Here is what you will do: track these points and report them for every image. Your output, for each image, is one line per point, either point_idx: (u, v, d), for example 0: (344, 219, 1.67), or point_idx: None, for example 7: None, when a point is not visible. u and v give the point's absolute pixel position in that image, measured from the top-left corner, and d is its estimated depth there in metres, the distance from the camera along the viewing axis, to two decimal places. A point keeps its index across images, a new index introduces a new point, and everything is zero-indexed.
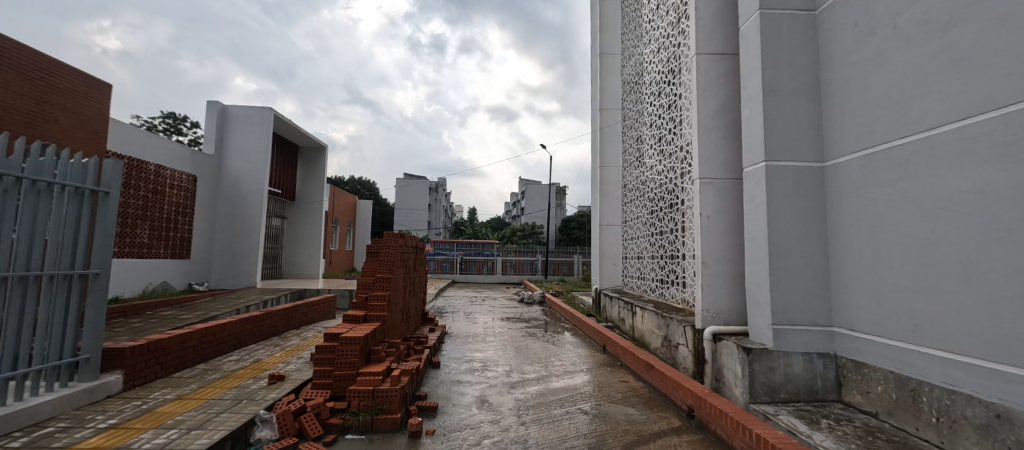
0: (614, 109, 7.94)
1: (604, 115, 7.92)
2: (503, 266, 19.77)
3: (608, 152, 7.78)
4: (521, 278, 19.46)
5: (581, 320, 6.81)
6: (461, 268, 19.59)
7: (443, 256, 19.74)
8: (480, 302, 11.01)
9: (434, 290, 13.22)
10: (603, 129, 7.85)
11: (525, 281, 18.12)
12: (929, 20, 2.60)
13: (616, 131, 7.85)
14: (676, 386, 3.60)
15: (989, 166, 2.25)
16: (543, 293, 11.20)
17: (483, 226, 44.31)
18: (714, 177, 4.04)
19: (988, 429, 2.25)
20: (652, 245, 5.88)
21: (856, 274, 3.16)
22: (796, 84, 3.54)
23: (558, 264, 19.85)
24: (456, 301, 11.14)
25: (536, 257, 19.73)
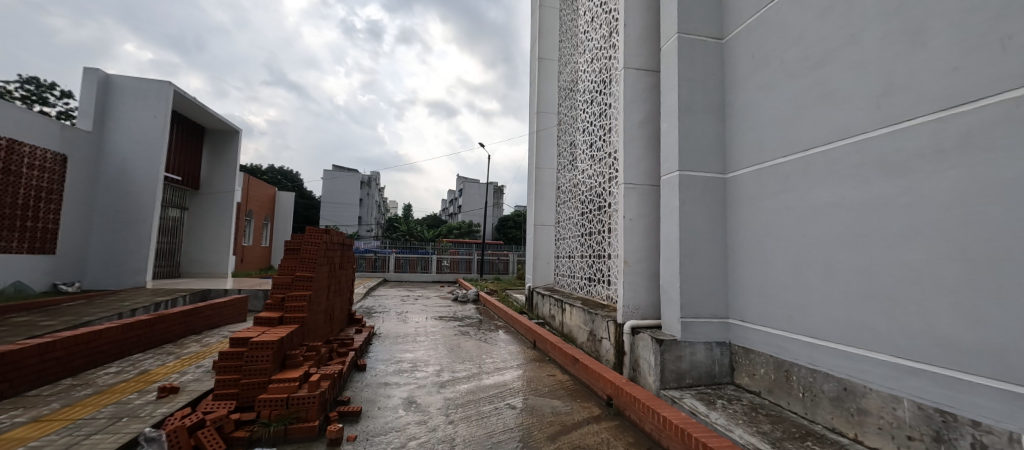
0: (550, 113, 8.22)
1: (540, 117, 8.14)
2: (438, 265, 19.44)
3: (544, 154, 8.03)
4: (456, 276, 19.29)
5: (514, 318, 6.94)
6: (394, 266, 18.87)
7: (374, 254, 18.83)
8: (412, 301, 10.70)
9: (363, 289, 12.55)
10: (540, 132, 8.07)
11: (459, 279, 18.01)
12: (809, 59, 3.12)
13: (551, 134, 8.13)
14: (597, 377, 3.81)
15: (845, 184, 2.79)
16: (477, 292, 11.21)
17: (419, 223, 43.13)
18: (637, 183, 4.37)
19: (838, 400, 2.78)
20: (582, 245, 6.18)
21: (748, 273, 3.64)
22: (706, 102, 3.97)
23: (494, 262, 20.03)
24: (386, 300, 10.69)
25: (472, 255, 19.69)
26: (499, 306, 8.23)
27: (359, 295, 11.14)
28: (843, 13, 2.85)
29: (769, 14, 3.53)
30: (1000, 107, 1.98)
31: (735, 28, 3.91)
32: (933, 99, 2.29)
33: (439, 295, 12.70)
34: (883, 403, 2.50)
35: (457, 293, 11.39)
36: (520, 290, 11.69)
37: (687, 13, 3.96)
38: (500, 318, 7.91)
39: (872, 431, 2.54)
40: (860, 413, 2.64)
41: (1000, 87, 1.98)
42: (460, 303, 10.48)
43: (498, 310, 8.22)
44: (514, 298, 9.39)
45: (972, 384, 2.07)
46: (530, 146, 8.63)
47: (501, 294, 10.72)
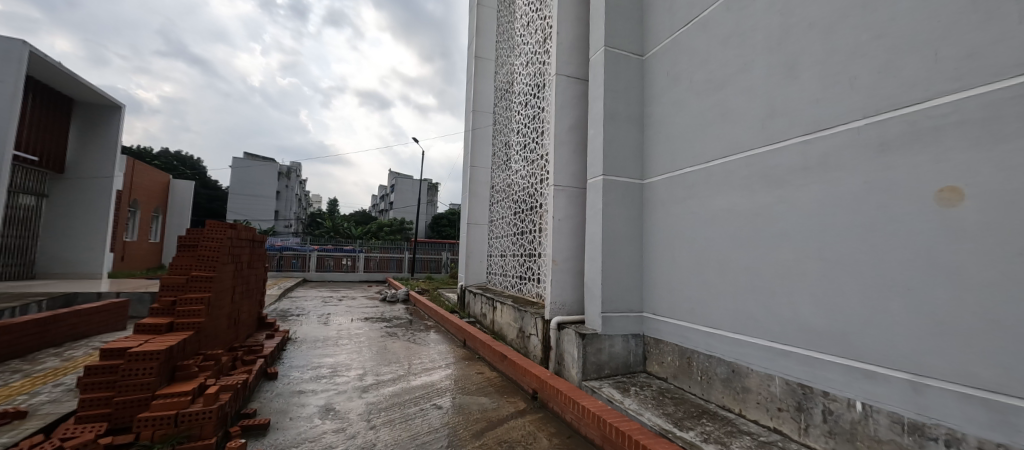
0: (486, 112, 8.26)
1: (476, 116, 8.14)
2: (366, 264, 18.43)
3: (479, 153, 8.04)
4: (386, 276, 18.45)
5: (445, 317, 6.82)
6: (315, 266, 17.47)
7: (292, 252, 17.25)
8: (334, 303, 9.99)
9: (277, 291, 11.41)
10: (475, 130, 8.06)
11: (389, 279, 17.28)
12: (711, 82, 3.55)
13: (487, 133, 8.15)
14: (524, 372, 3.92)
15: (737, 192, 3.25)
16: (407, 292, 10.84)
17: (347, 220, 40.49)
18: (566, 185, 4.58)
19: (727, 380, 3.20)
20: (514, 245, 6.30)
21: (659, 271, 4.01)
22: (628, 113, 4.28)
23: (427, 262, 19.54)
24: (304, 303, 9.83)
25: (403, 254, 18.99)
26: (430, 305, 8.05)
27: (272, 297, 10.11)
28: (739, 45, 3.31)
29: (681, 37, 3.93)
30: (849, 135, 2.52)
31: (653, 47, 4.29)
32: (803, 124, 2.80)
33: (366, 295, 12.05)
34: (761, 381, 2.96)
35: (386, 293, 10.91)
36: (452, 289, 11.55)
37: (613, 28, 4.25)
38: (430, 318, 7.74)
39: (752, 405, 2.99)
40: (743, 391, 3.08)
41: (850, 117, 2.52)
42: (389, 304, 10.05)
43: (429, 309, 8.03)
44: (446, 297, 9.25)
45: (824, 360, 2.60)
46: (465, 144, 8.58)
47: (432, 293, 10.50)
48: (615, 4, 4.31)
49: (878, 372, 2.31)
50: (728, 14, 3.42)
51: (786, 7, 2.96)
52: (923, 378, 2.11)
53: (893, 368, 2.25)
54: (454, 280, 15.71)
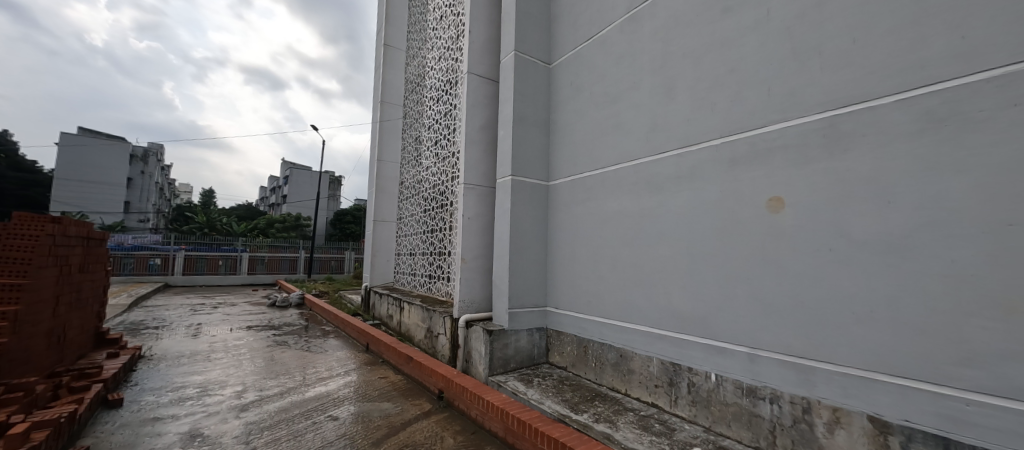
0: (396, 105, 7.89)
1: (384, 108, 7.72)
2: (251, 265, 16.13)
3: (387, 146, 7.64)
4: (277, 278, 16.40)
5: (345, 321, 6.32)
6: (183, 268, 14.70)
7: (150, 252, 14.26)
8: (204, 311, 8.51)
9: (125, 300, 9.31)
10: (383, 123, 7.64)
11: (280, 282, 15.40)
12: (607, 95, 3.91)
13: (396, 126, 7.79)
14: (429, 372, 3.84)
15: (627, 196, 3.64)
16: (302, 295, 9.78)
17: (229, 215, 34.94)
18: (476, 184, 4.61)
19: (616, 364, 3.56)
20: (423, 243, 6.14)
21: (562, 267, 4.28)
22: (536, 117, 4.48)
23: (326, 262, 18.18)
24: (164, 313, 8.20)
25: (298, 254, 17.45)
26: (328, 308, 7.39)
27: (117, 308, 8.21)
28: (630, 65, 3.71)
29: (583, 51, 4.24)
30: (711, 151, 3.03)
31: (558, 57, 4.56)
32: (678, 139, 3.26)
33: (250, 301, 10.54)
34: (643, 362, 3.36)
35: (275, 297, 9.69)
36: (356, 290, 10.81)
37: (523, 34, 4.41)
38: (328, 323, 7.12)
39: (636, 384, 3.38)
40: (629, 372, 3.46)
41: (711, 136, 3.03)
42: (279, 309, 8.95)
43: (327, 313, 7.37)
44: (348, 299, 8.60)
45: (690, 341, 3.07)
46: (372, 136, 8.09)
47: (333, 296, 9.66)
48: (524, 11, 4.47)
49: (727, 348, 2.84)
50: (621, 35, 3.81)
51: (666, 36, 3.41)
52: (757, 351, 2.68)
53: (737, 344, 2.80)
54: (358, 280, 14.76)
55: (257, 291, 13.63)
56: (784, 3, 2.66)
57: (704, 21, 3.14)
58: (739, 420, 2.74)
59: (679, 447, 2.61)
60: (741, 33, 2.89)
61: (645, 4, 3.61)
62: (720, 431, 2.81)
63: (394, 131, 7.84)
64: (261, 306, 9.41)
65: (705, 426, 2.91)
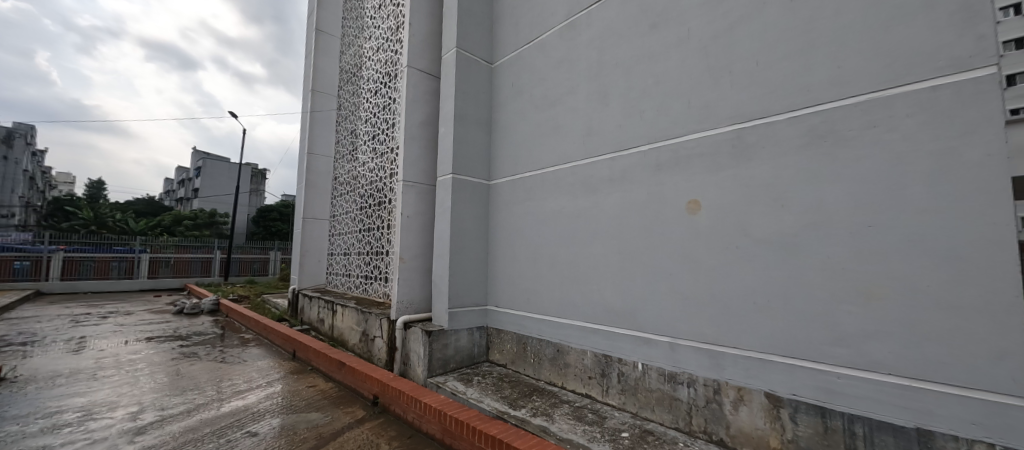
0: (329, 95, 7.40)
1: (315, 97, 7.19)
2: (154, 267, 14.12)
3: (319, 139, 7.14)
4: (187, 282, 14.53)
5: (269, 327, 5.80)
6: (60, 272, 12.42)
7: (14, 253, 11.84)
8: (89, 323, 7.27)
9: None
10: (315, 113, 7.13)
11: (190, 286, 13.66)
12: (547, 98, 4.02)
13: (329, 118, 7.31)
14: (363, 378, 3.66)
15: (565, 196, 3.77)
16: (217, 300, 8.78)
17: (126, 210, 30.22)
18: (416, 181, 4.48)
19: (554, 359, 3.68)
20: (358, 242, 5.84)
21: (503, 266, 4.32)
22: (478, 116, 4.47)
23: (247, 263, 16.48)
24: (33, 326, 6.87)
25: (213, 255, 15.65)
26: (248, 314, 6.73)
27: None
28: (568, 70, 3.84)
29: (524, 53, 4.31)
30: (639, 156, 3.24)
31: (500, 57, 4.59)
32: (611, 144, 3.45)
33: (151, 309, 9.22)
34: (578, 355, 3.51)
35: (182, 304, 8.57)
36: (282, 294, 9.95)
37: (465, 31, 4.37)
38: (249, 330, 6.48)
39: (572, 377, 3.53)
40: (565, 366, 3.59)
41: (640, 142, 3.25)
42: (188, 317, 7.95)
43: (246, 320, 6.69)
44: (273, 304, 7.89)
45: (620, 333, 3.27)
46: (302, 127, 7.51)
47: (254, 301, 8.80)
48: (466, 9, 4.43)
49: (652, 338, 3.07)
50: (560, 41, 3.94)
51: (601, 45, 3.59)
52: (677, 340, 2.93)
53: (660, 335, 3.04)
54: (284, 283, 13.61)
55: (160, 297, 11.93)
56: (701, 24, 2.94)
57: (634, 34, 3.35)
58: (661, 405, 2.97)
59: (609, 434, 2.77)
60: (666, 49, 3.14)
61: (582, 13, 3.77)
62: (646, 415, 3.04)
63: (326, 123, 7.34)
64: (165, 315, 8.29)
65: (632, 412, 3.12)
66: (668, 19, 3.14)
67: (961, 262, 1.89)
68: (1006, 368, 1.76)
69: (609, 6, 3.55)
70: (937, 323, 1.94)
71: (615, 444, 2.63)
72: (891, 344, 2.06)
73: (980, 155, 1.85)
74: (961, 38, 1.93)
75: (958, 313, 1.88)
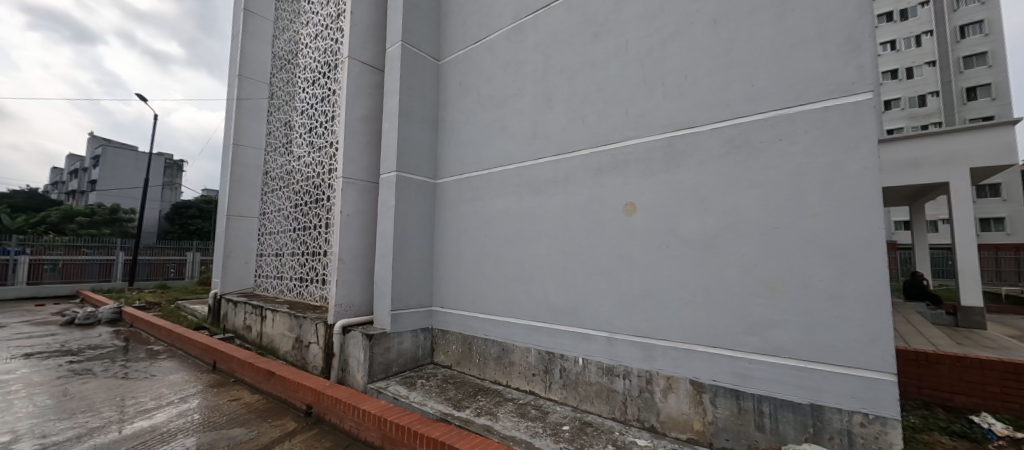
0: (259, 82, 6.80)
1: (242, 84, 6.56)
2: (35, 271, 11.99)
3: (248, 130, 6.56)
4: (80, 288, 12.53)
5: (184, 336, 5.20)
6: None
7: None
8: None
9: None
10: (243, 101, 6.53)
11: (84, 293, 11.77)
12: (494, 98, 4.04)
13: (260, 107, 6.74)
14: (296, 387, 3.43)
15: (511, 197, 3.82)
16: (119, 308, 7.68)
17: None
18: (357, 178, 4.28)
19: (499, 357, 3.71)
20: (292, 243, 5.45)
21: (449, 266, 4.27)
22: (424, 113, 4.38)
23: (159, 265, 14.59)
24: None
25: (116, 257, 13.68)
26: (159, 322, 5.99)
27: None
28: (515, 72, 3.89)
29: (472, 52, 4.30)
30: (581, 159, 3.37)
31: (448, 55, 4.53)
32: (555, 146, 3.55)
33: (31, 321, 7.84)
34: (523, 352, 3.58)
35: (74, 314, 7.40)
36: (202, 299, 8.97)
37: (411, 25, 4.25)
38: (160, 341, 5.77)
39: (517, 375, 3.58)
40: (510, 364, 3.64)
41: (582, 146, 3.38)
42: (81, 329, 6.87)
43: (155, 330, 5.94)
44: (191, 311, 7.10)
45: (562, 330, 3.38)
46: (228, 116, 6.83)
47: (167, 308, 7.84)
48: (412, 2, 4.32)
49: (591, 334, 3.21)
50: (508, 43, 3.98)
51: (546, 50, 3.68)
52: (614, 335, 3.09)
53: (599, 330, 3.18)
54: (204, 287, 12.26)
55: (43, 306, 10.16)
56: (638, 37, 3.12)
57: (578, 42, 3.48)
58: (599, 396, 3.12)
59: (551, 428, 2.85)
60: (606, 58, 3.29)
61: (528, 17, 3.84)
62: (586, 408, 3.17)
63: (255, 112, 6.73)
64: (50, 327, 7.10)
65: (573, 406, 3.24)
66: (608, 29, 3.29)
67: (844, 259, 2.19)
68: (876, 348, 2.08)
69: (554, 12, 3.66)
70: (826, 312, 2.24)
71: (556, 437, 2.71)
72: (791, 332, 2.35)
73: (859, 167, 2.16)
74: (846, 66, 2.24)
75: (841, 302, 2.19)
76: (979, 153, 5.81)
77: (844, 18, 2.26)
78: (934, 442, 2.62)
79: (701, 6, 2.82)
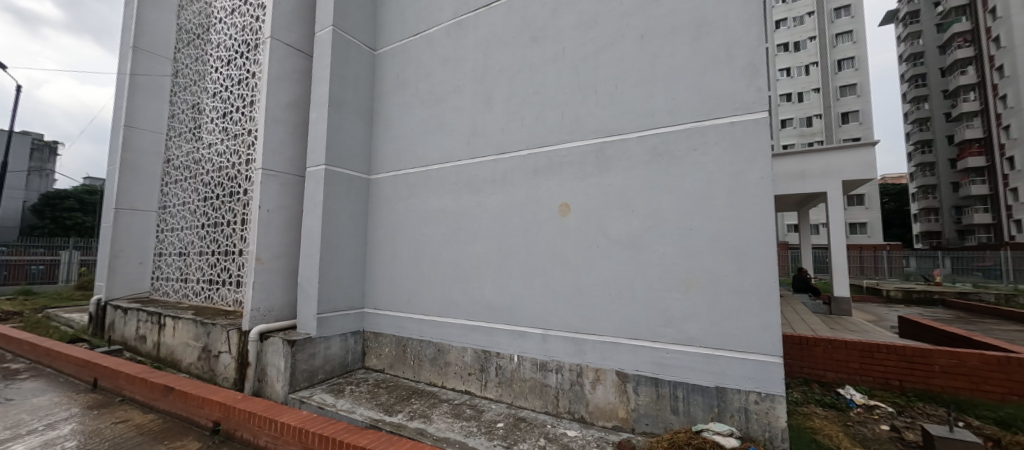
0: (160, 57, 5.96)
1: (137, 57, 5.69)
2: None
3: (144, 111, 5.73)
4: None
5: (55, 351, 4.38)
6: None
7: None
8: None
9: None
10: (138, 78, 5.68)
11: None
12: (433, 94, 3.96)
13: (160, 86, 5.92)
14: (200, 403, 3.06)
15: (448, 195, 3.77)
16: None
17: None
18: (280, 170, 3.93)
19: (435, 359, 3.65)
20: (201, 241, 4.86)
21: (382, 266, 4.11)
22: (358, 104, 4.15)
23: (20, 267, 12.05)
24: None
25: None
26: (19, 336, 4.98)
27: None
28: (454, 69, 3.85)
29: (410, 45, 4.17)
30: (519, 160, 3.43)
31: (385, 46, 4.36)
32: (493, 146, 3.56)
33: None
34: (459, 352, 3.55)
35: None
36: (80, 307, 7.61)
37: (344, 10, 4.00)
38: (20, 358, 4.81)
39: (453, 375, 3.54)
40: (446, 364, 3.59)
41: (520, 147, 3.44)
42: None
43: (15, 345, 4.94)
44: (67, 322, 6.01)
45: (497, 329, 3.42)
46: (118, 93, 5.90)
47: (32, 318, 6.54)
48: None
49: (526, 331, 3.28)
50: (448, 39, 3.91)
51: (486, 50, 3.68)
52: (547, 332, 3.19)
53: (533, 327, 3.27)
54: (82, 293, 10.36)
55: None
56: (574, 45, 3.25)
57: (517, 44, 3.53)
58: (533, 392, 3.19)
59: (485, 426, 2.86)
60: (544, 62, 3.38)
61: (469, 15, 3.81)
62: (520, 404, 3.23)
63: (153, 90, 5.88)
64: None
65: (508, 403, 3.28)
66: (546, 35, 3.39)
67: (744, 257, 2.48)
68: (768, 335, 2.38)
69: (495, 13, 3.67)
70: (730, 305, 2.51)
71: (490, 435, 2.73)
72: (702, 323, 2.60)
73: (757, 177, 2.45)
74: (747, 87, 2.53)
75: (742, 295, 2.47)
76: (849, 167, 6.91)
77: (747, 45, 2.55)
78: (810, 413, 3.07)
79: (630, 21, 3.01)
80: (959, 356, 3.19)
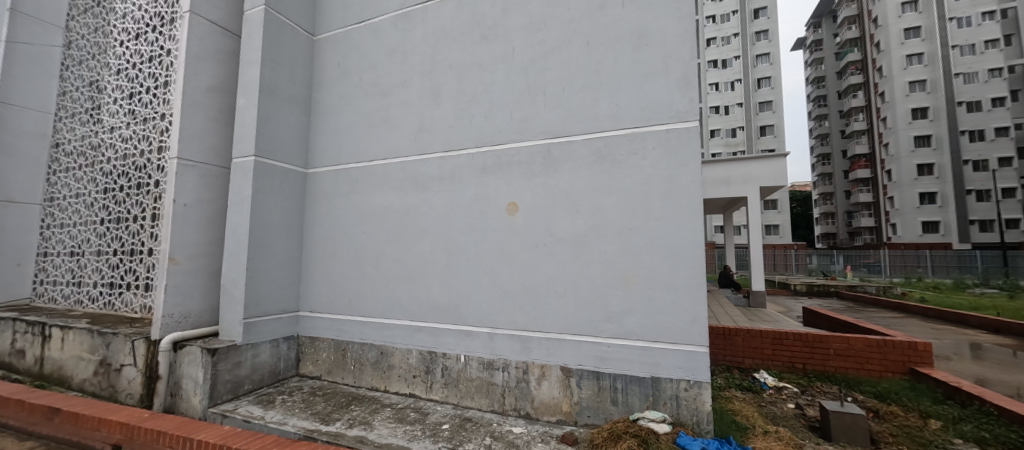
0: (47, 25, 5.12)
1: (14, 21, 4.83)
2: None
3: (25, 86, 4.88)
4: None
5: None
6: None
7: None
8: None
9: None
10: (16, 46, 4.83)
11: None
12: (378, 86, 3.80)
13: (47, 58, 5.09)
14: (96, 424, 2.66)
15: (393, 192, 3.64)
16: None
17: None
18: (199, 161, 3.54)
19: (377, 362, 3.51)
20: (99, 240, 4.24)
21: (320, 265, 3.88)
22: (294, 92, 3.87)
23: None
24: None
25: None
26: None
27: None
28: (401, 62, 3.72)
29: (353, 33, 3.97)
30: (467, 158, 3.40)
31: (325, 32, 4.12)
32: (441, 143, 3.51)
33: None
34: (404, 354, 3.44)
35: None
36: None
37: None
38: None
39: (396, 379, 3.43)
40: (389, 367, 3.47)
41: (468, 145, 3.41)
42: None
43: None
44: None
45: (443, 329, 3.36)
46: None
47: None
48: None
49: (472, 330, 3.26)
50: (394, 30, 3.78)
51: (435, 44, 3.61)
52: (493, 330, 3.20)
53: (480, 326, 3.26)
54: None
55: None
56: (523, 46, 3.29)
57: (466, 41, 3.50)
58: (480, 391, 3.18)
59: (430, 429, 2.80)
60: (494, 61, 3.38)
61: (417, 7, 3.71)
62: (466, 404, 3.21)
63: (38, 62, 5.03)
64: None
65: (454, 403, 3.24)
66: (495, 34, 3.39)
67: (677, 255, 2.66)
68: (696, 327, 2.59)
69: (444, 7, 3.61)
70: (664, 300, 2.69)
71: (435, 438, 2.67)
72: (639, 318, 2.75)
73: (689, 181, 2.65)
74: (681, 98, 2.73)
75: (674, 291, 2.66)
76: (765, 175, 7.73)
77: (682, 58, 2.75)
78: (731, 396, 3.39)
79: (577, 27, 3.11)
80: (849, 341, 3.70)
